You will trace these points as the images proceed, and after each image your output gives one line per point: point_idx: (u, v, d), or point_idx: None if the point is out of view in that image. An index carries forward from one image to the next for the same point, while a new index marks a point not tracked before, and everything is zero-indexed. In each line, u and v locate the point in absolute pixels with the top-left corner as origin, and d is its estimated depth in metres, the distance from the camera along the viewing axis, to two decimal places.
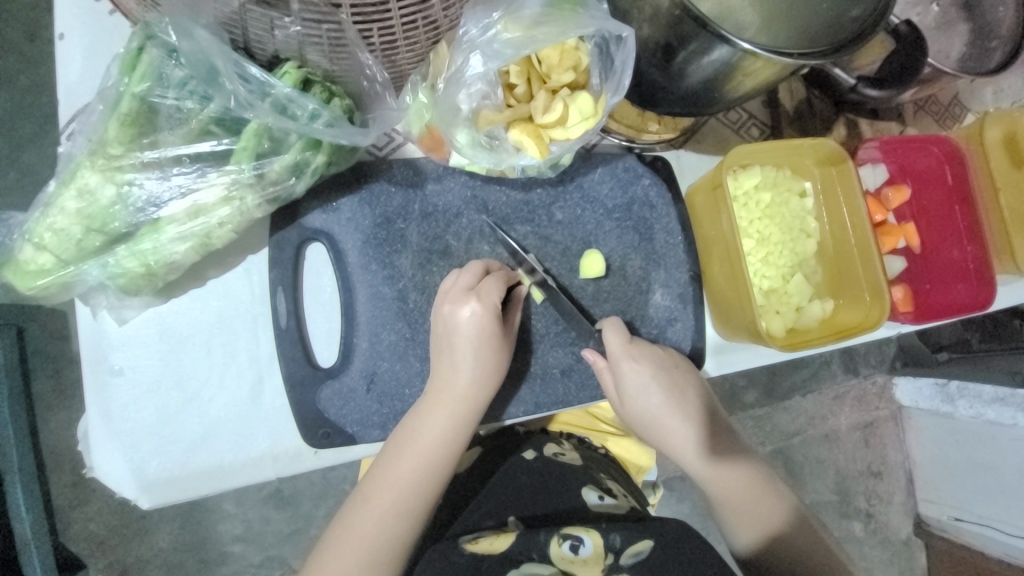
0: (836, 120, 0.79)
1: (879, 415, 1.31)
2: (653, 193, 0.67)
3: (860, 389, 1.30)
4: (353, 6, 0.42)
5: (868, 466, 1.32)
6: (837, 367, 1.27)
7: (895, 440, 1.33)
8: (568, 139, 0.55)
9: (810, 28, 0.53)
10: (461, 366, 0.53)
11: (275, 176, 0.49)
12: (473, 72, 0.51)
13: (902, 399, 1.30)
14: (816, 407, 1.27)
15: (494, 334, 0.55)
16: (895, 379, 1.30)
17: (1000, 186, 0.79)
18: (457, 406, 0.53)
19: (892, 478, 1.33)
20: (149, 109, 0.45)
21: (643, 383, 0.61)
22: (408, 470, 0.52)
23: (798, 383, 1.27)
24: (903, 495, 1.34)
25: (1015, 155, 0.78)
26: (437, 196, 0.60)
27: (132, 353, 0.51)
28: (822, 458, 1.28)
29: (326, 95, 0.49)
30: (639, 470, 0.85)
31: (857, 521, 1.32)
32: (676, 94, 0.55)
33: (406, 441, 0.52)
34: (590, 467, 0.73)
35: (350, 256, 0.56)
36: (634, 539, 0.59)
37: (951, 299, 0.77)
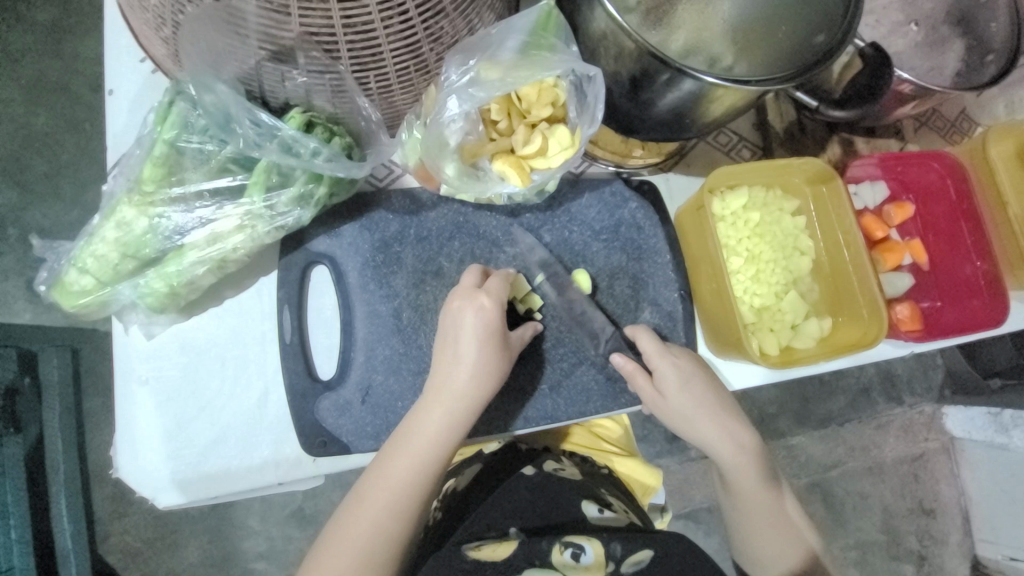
0: (829, 140, 0.80)
1: (928, 447, 1.32)
2: (640, 216, 0.71)
3: (907, 418, 1.31)
4: (352, 57, 0.49)
5: (919, 503, 1.32)
6: (877, 395, 1.30)
7: (948, 475, 1.34)
8: (549, 168, 0.59)
9: (781, 52, 0.56)
10: (462, 363, 0.56)
11: (283, 206, 0.55)
12: (453, 114, 0.56)
13: (953, 430, 1.32)
14: (856, 437, 1.29)
15: (493, 337, 0.57)
16: (945, 408, 1.32)
17: (1008, 198, 0.76)
18: (455, 403, 0.56)
19: (947, 516, 1.34)
20: (177, 152, 0.52)
21: (684, 382, 0.63)
22: (405, 468, 0.55)
23: (836, 411, 1.29)
24: (959, 535, 1.34)
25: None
26: (432, 221, 0.65)
27: (156, 364, 0.57)
28: (865, 493, 1.30)
29: (327, 134, 0.55)
30: (645, 492, 0.85)
31: (908, 562, 1.32)
32: (651, 121, 0.59)
33: (404, 440, 0.55)
34: (590, 481, 0.74)
35: (350, 277, 0.61)
36: (635, 548, 0.62)
37: (961, 317, 0.75)
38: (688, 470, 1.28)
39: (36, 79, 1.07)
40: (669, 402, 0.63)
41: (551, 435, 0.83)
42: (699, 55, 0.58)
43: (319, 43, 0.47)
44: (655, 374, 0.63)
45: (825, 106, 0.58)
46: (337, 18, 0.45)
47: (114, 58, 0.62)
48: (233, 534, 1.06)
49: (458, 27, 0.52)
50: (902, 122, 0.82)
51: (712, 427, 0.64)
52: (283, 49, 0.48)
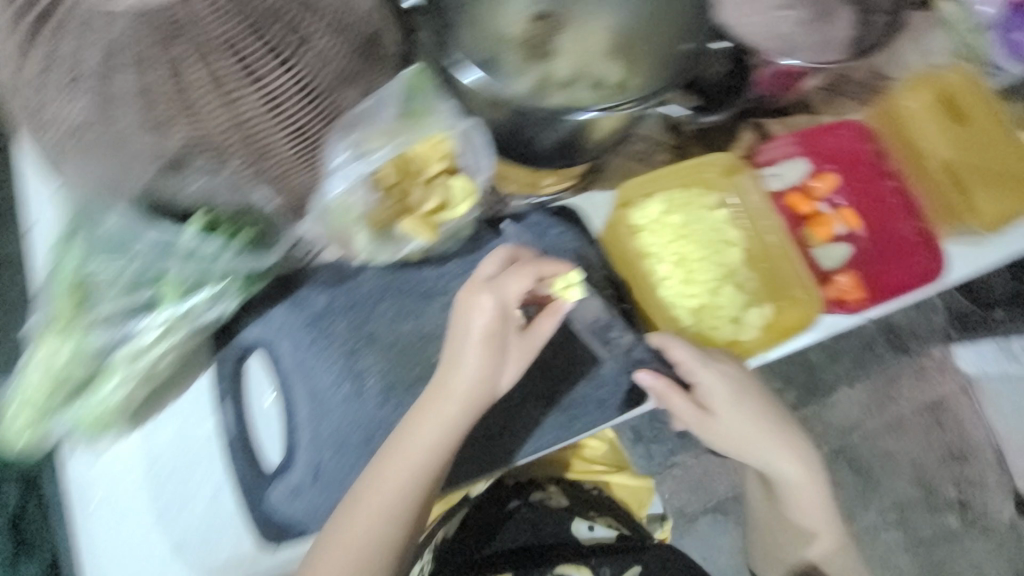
0: (739, 127, 0.81)
1: (945, 391, 1.28)
2: (566, 238, 0.71)
3: (915, 366, 1.29)
4: (241, 151, 0.52)
5: (948, 450, 1.29)
6: (882, 347, 1.28)
7: (972, 416, 1.29)
8: (456, 217, 0.61)
9: (644, 69, 0.62)
10: (470, 360, 0.54)
11: (201, 307, 0.57)
12: (334, 186, 0.57)
13: (966, 369, 1.29)
14: (867, 396, 1.27)
15: (489, 343, 0.54)
16: (954, 348, 1.28)
17: (935, 144, 0.80)
18: (472, 400, 0.54)
19: (981, 459, 1.29)
20: (88, 280, 0.55)
21: (736, 392, 0.68)
22: (394, 480, 0.55)
23: (842, 374, 1.27)
24: (997, 476, 1.28)
25: (943, 116, 0.80)
26: (357, 287, 0.66)
27: (106, 488, 0.58)
28: (890, 450, 1.27)
29: (230, 230, 0.56)
30: (640, 501, 0.96)
31: (950, 513, 1.28)
32: (543, 154, 0.65)
33: (394, 452, 0.55)
34: (578, 505, 0.84)
35: (284, 361, 0.62)
36: (621, 568, 0.77)
37: (904, 274, 0.75)
38: (704, 463, 1.26)
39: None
40: (698, 411, 0.69)
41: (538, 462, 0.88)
42: (582, 80, 0.63)
43: (210, 149, 0.51)
44: (699, 383, 0.67)
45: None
46: (222, 121, 0.50)
47: None
48: None
49: (338, 100, 0.56)
50: (807, 94, 0.83)
51: (723, 424, 0.71)
52: (176, 160, 0.51)
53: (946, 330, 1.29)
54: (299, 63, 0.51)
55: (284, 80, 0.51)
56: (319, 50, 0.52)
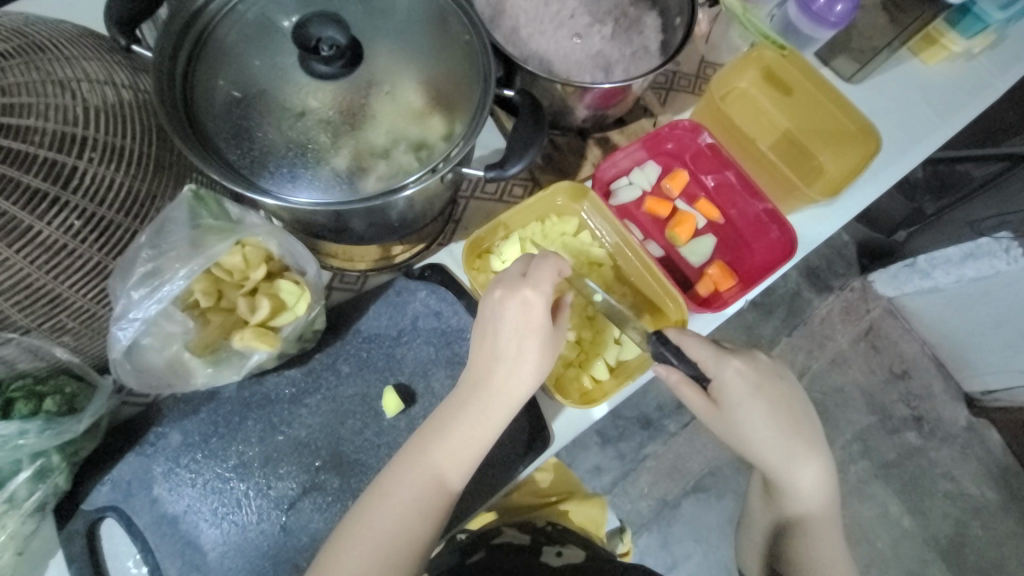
0: (585, 146, 0.82)
1: (874, 317, 1.36)
2: (433, 301, 0.70)
3: (844, 300, 1.35)
4: (31, 312, 0.48)
5: (891, 370, 1.35)
6: (809, 291, 1.35)
7: (903, 333, 1.37)
8: (297, 318, 0.58)
9: (446, 123, 0.58)
10: (506, 345, 0.55)
11: (23, 492, 0.51)
12: (125, 331, 0.51)
13: (886, 293, 1.34)
14: (809, 337, 1.33)
15: (544, 326, 0.55)
16: (870, 277, 1.34)
17: (773, 119, 0.87)
18: (500, 395, 0.55)
19: (921, 370, 1.36)
20: None
21: (753, 392, 0.63)
22: (396, 518, 0.53)
23: (779, 326, 1.33)
24: (940, 381, 1.36)
25: (777, 87, 0.86)
26: (211, 415, 0.61)
27: None
28: (842, 385, 1.33)
29: (31, 403, 0.50)
30: (598, 523, 0.96)
31: (909, 430, 1.33)
32: (371, 233, 0.62)
33: (393, 488, 0.54)
34: (538, 540, 0.85)
35: (141, 520, 0.57)
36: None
37: (761, 257, 0.78)
38: (674, 445, 1.27)
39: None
40: (725, 410, 0.64)
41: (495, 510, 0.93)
42: (398, 147, 0.56)
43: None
44: (714, 379, 0.63)
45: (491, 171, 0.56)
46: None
47: None
48: None
49: (135, 222, 0.52)
50: (642, 100, 0.85)
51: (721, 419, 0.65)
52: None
53: (857, 262, 1.37)
54: (84, 202, 0.47)
55: (54, 229, 0.46)
56: (105, 179, 0.48)
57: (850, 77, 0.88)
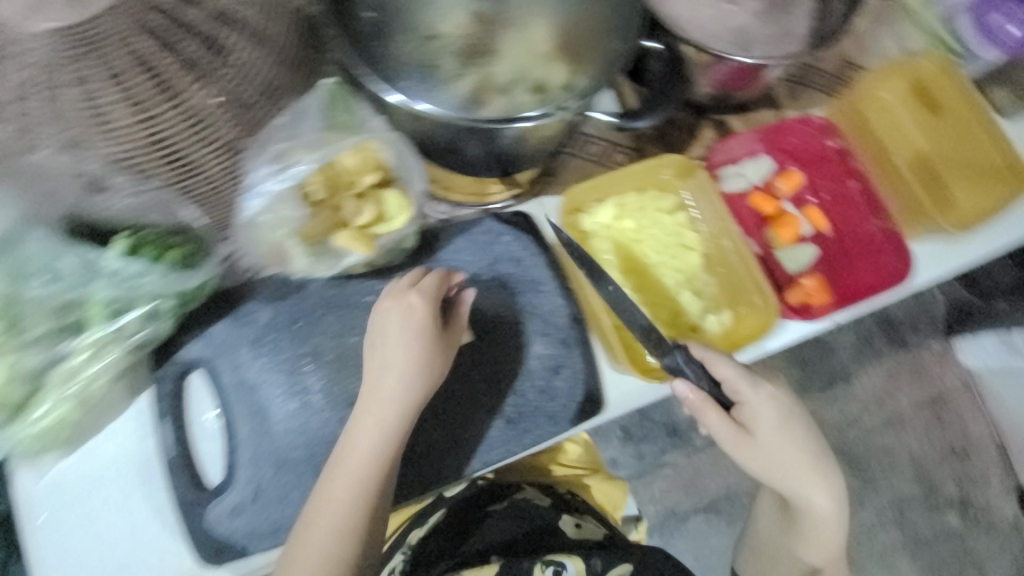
0: (700, 126, 0.78)
1: (945, 386, 1.25)
2: (516, 247, 0.70)
3: (918, 360, 1.25)
4: (167, 173, 0.52)
5: (949, 446, 1.25)
6: (879, 342, 1.25)
7: (973, 410, 1.26)
8: (393, 229, 0.60)
9: (579, 67, 0.57)
10: (395, 354, 0.58)
11: (133, 327, 0.56)
12: (251, 201, 0.57)
13: (966, 363, 1.24)
14: (868, 390, 1.24)
15: (426, 325, 0.58)
16: (953, 342, 1.24)
17: (915, 135, 0.77)
18: (395, 395, 0.57)
19: (981, 453, 1.26)
20: (14, 305, 0.53)
21: (779, 419, 0.64)
22: (343, 506, 0.55)
23: (839, 367, 1.24)
24: (998, 471, 1.26)
25: (929, 102, 0.77)
26: (299, 303, 0.65)
27: (55, 503, 0.59)
28: (891, 447, 1.23)
29: (157, 251, 0.55)
30: (615, 499, 0.96)
31: (951, 510, 1.24)
32: (478, 161, 0.63)
33: (330, 483, 0.56)
34: (559, 501, 0.85)
35: (225, 378, 0.62)
36: (612, 563, 0.74)
37: (870, 278, 0.72)
38: (698, 461, 1.25)
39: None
40: (756, 438, 0.63)
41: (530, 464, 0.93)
42: (524, 82, 0.57)
43: (130, 164, 0.50)
44: (744, 403, 0.62)
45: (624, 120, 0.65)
46: (142, 134, 0.48)
47: None
48: None
49: (269, 113, 0.55)
50: (770, 91, 0.80)
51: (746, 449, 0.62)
52: (95, 178, 0.50)
53: (942, 321, 1.26)
54: (226, 75, 0.50)
55: (201, 96, 0.49)
56: (252, 64, 0.51)
57: (1007, 113, 0.79)
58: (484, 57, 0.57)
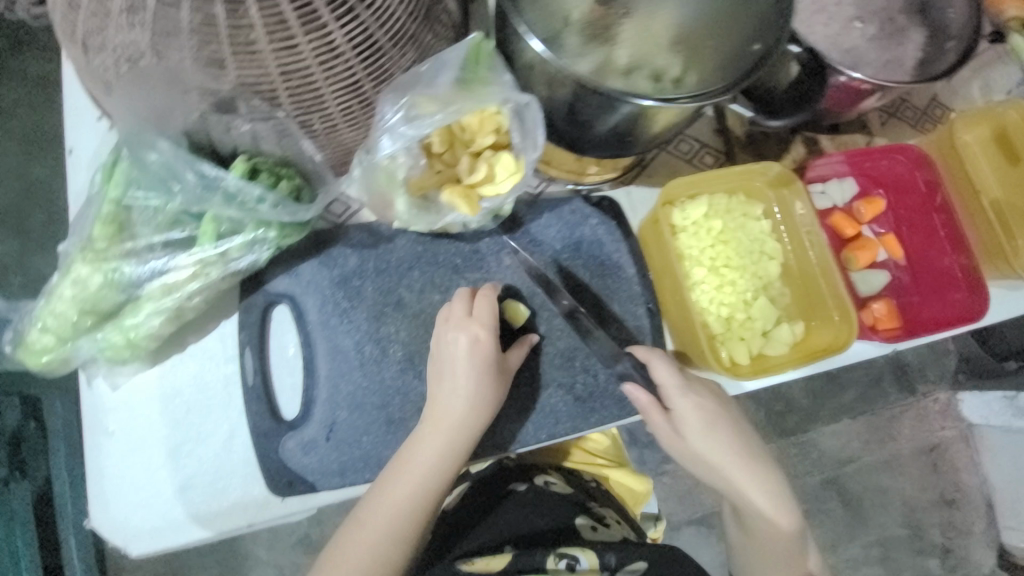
0: (793, 141, 0.79)
1: (945, 435, 1.25)
2: (602, 232, 0.70)
3: (921, 407, 1.25)
4: (292, 103, 0.50)
5: (940, 494, 1.25)
6: (889, 385, 1.24)
7: (968, 463, 1.26)
8: (498, 194, 0.59)
9: (709, 69, 0.53)
10: (459, 389, 0.58)
11: (236, 252, 0.56)
12: (392, 143, 0.55)
13: (970, 417, 1.25)
14: (868, 429, 1.24)
15: (492, 359, 0.59)
16: (959, 395, 1.25)
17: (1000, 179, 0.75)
18: (455, 428, 0.58)
19: (969, 506, 1.26)
20: (124, 209, 0.53)
21: (706, 425, 0.62)
22: (380, 531, 0.56)
23: (846, 405, 1.23)
24: (984, 524, 1.26)
25: (1009, 152, 0.76)
26: (390, 253, 0.65)
27: (123, 415, 0.58)
28: (884, 486, 1.24)
29: (273, 179, 0.55)
30: (636, 500, 0.90)
31: (932, 556, 1.25)
32: (594, 141, 0.58)
33: (372, 510, 0.56)
34: (581, 496, 0.79)
35: (310, 316, 0.62)
36: (630, 559, 0.67)
37: (941, 311, 0.73)
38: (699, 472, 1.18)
39: (30, 132, 1.10)
40: (686, 440, 0.63)
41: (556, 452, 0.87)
42: (645, 69, 0.53)
43: (260, 90, 0.48)
44: (673, 410, 0.62)
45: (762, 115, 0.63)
46: (276, 67, 0.46)
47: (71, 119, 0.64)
48: (243, 565, 1.06)
49: (399, 63, 0.52)
50: (866, 116, 0.80)
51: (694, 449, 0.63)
52: (224, 101, 0.49)
53: (953, 374, 1.25)
54: (368, 18, 0.46)
55: (341, 37, 0.46)
56: (389, 7, 0.47)
57: None
58: (606, 41, 0.55)
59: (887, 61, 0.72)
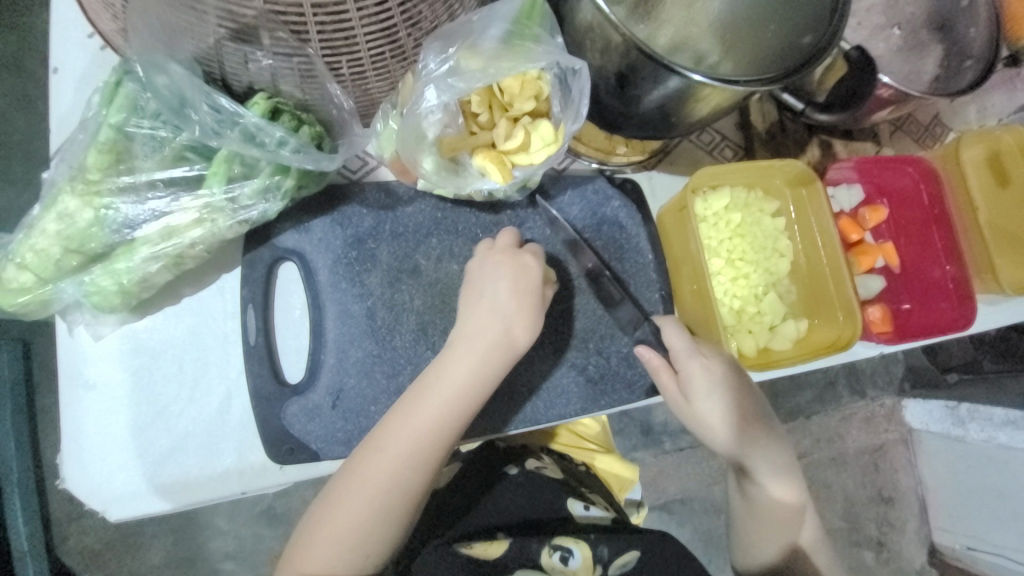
0: (809, 142, 0.79)
1: (889, 438, 1.29)
2: (623, 215, 0.69)
3: (867, 410, 1.28)
4: (322, 40, 0.44)
5: (878, 491, 1.29)
6: (840, 387, 1.26)
7: (905, 465, 1.31)
8: (531, 164, 0.56)
9: (761, 58, 0.53)
10: (484, 326, 0.56)
11: (246, 198, 0.51)
12: (430, 101, 0.52)
13: (911, 422, 1.29)
14: (821, 427, 1.26)
15: (520, 305, 0.57)
16: (904, 401, 1.29)
17: (994, 201, 0.78)
18: (478, 366, 0.55)
19: (904, 503, 1.31)
20: (125, 138, 0.49)
21: (713, 390, 0.62)
22: (380, 463, 0.52)
23: (802, 404, 1.25)
24: (916, 522, 1.31)
25: (999, 172, 0.78)
26: (409, 218, 0.62)
27: (107, 369, 0.54)
28: (829, 481, 1.26)
29: (295, 123, 0.51)
30: (622, 488, 0.83)
31: (868, 548, 1.28)
32: (635, 119, 0.56)
33: (382, 437, 0.53)
34: (571, 480, 0.74)
35: (320, 275, 0.59)
36: (622, 550, 0.63)
37: (930, 319, 0.77)
38: (663, 462, 1.16)
39: None
40: (691, 403, 0.63)
41: (539, 433, 0.81)
42: (686, 51, 0.53)
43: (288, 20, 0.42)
44: (681, 371, 0.62)
45: (812, 109, 0.63)
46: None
47: (58, 33, 0.57)
48: (199, 535, 1.01)
49: (438, 13, 0.48)
50: (879, 126, 0.82)
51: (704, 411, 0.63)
52: (245, 27, 0.42)
53: (899, 381, 1.30)
54: None
55: None
56: None
57: None
58: (649, 21, 0.54)
59: (906, 73, 0.73)
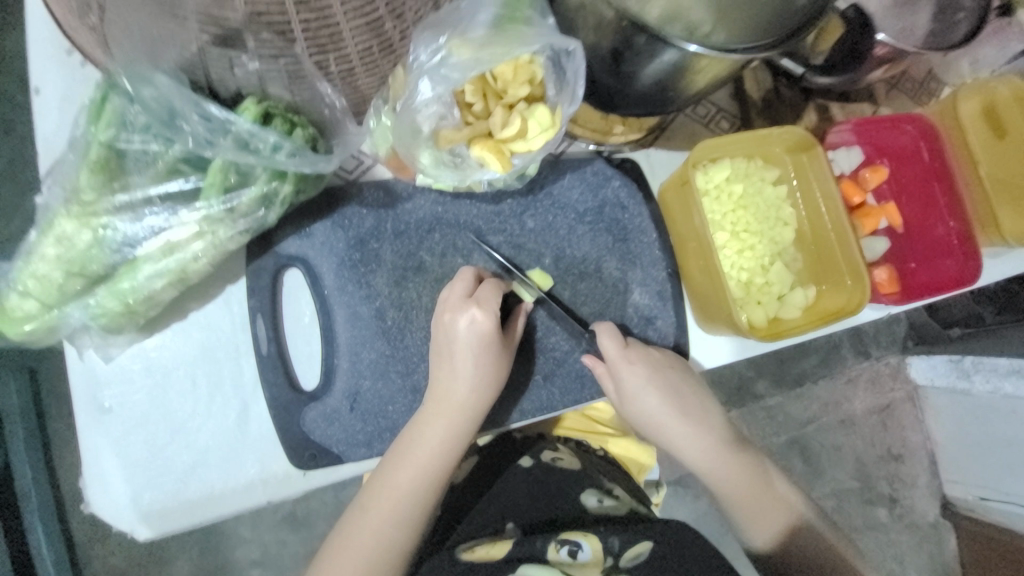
0: (806, 107, 0.78)
1: (895, 396, 1.30)
2: (624, 194, 0.68)
3: (873, 370, 1.29)
4: (308, 40, 0.43)
5: (888, 449, 1.31)
6: (847, 351, 1.27)
7: (913, 421, 1.32)
8: (530, 151, 0.55)
9: (756, 25, 0.51)
10: (461, 377, 0.55)
11: (245, 209, 0.50)
12: (425, 94, 0.52)
13: (917, 379, 1.31)
14: (829, 392, 1.27)
15: (495, 343, 0.57)
16: (908, 358, 1.30)
17: (994, 153, 0.77)
18: (458, 417, 0.55)
19: (914, 460, 1.33)
20: (118, 155, 0.48)
21: (648, 389, 0.63)
22: (375, 527, 0.54)
23: (809, 370, 1.26)
24: (927, 477, 1.33)
25: (998, 123, 0.77)
26: (409, 214, 0.61)
27: (121, 390, 0.54)
28: (840, 444, 1.28)
29: (288, 126, 0.50)
30: (640, 471, 0.83)
31: (881, 506, 1.31)
32: (633, 96, 0.55)
33: (373, 500, 0.54)
34: (590, 470, 0.73)
35: (326, 279, 0.58)
36: (633, 543, 0.61)
37: (936, 276, 0.77)
38: None
39: None
40: (631, 405, 0.64)
41: (551, 421, 0.81)
42: (679, 22, 0.52)
43: (271, 20, 0.40)
44: (619, 376, 0.63)
45: (813, 73, 0.59)
46: None
47: (37, 51, 0.56)
48: (222, 546, 1.02)
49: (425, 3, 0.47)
50: (874, 85, 0.81)
51: (647, 411, 0.64)
52: (228, 32, 0.41)
53: (902, 340, 1.31)
54: None
55: None
56: None
57: None
58: None
59: (900, 29, 0.72)
